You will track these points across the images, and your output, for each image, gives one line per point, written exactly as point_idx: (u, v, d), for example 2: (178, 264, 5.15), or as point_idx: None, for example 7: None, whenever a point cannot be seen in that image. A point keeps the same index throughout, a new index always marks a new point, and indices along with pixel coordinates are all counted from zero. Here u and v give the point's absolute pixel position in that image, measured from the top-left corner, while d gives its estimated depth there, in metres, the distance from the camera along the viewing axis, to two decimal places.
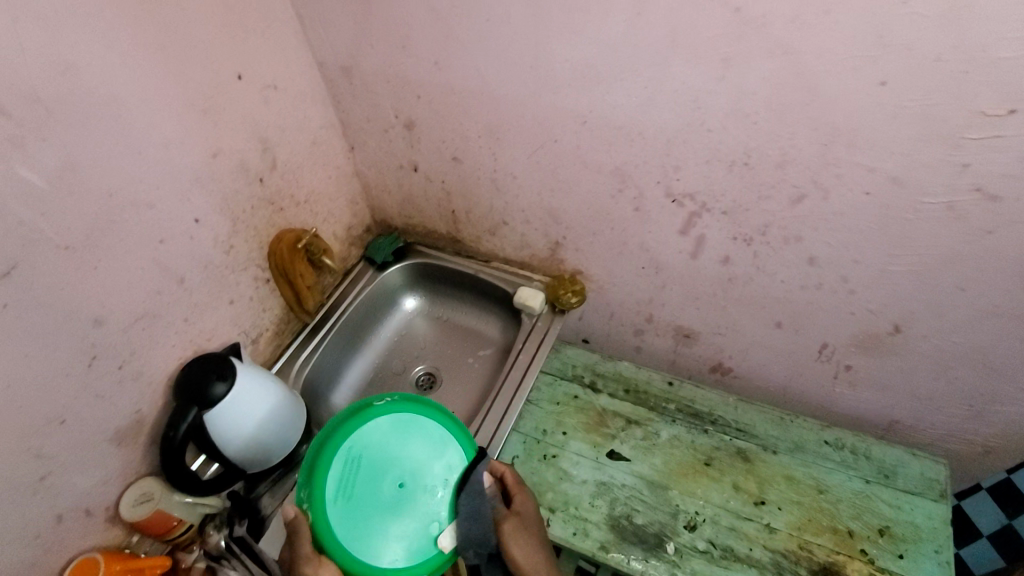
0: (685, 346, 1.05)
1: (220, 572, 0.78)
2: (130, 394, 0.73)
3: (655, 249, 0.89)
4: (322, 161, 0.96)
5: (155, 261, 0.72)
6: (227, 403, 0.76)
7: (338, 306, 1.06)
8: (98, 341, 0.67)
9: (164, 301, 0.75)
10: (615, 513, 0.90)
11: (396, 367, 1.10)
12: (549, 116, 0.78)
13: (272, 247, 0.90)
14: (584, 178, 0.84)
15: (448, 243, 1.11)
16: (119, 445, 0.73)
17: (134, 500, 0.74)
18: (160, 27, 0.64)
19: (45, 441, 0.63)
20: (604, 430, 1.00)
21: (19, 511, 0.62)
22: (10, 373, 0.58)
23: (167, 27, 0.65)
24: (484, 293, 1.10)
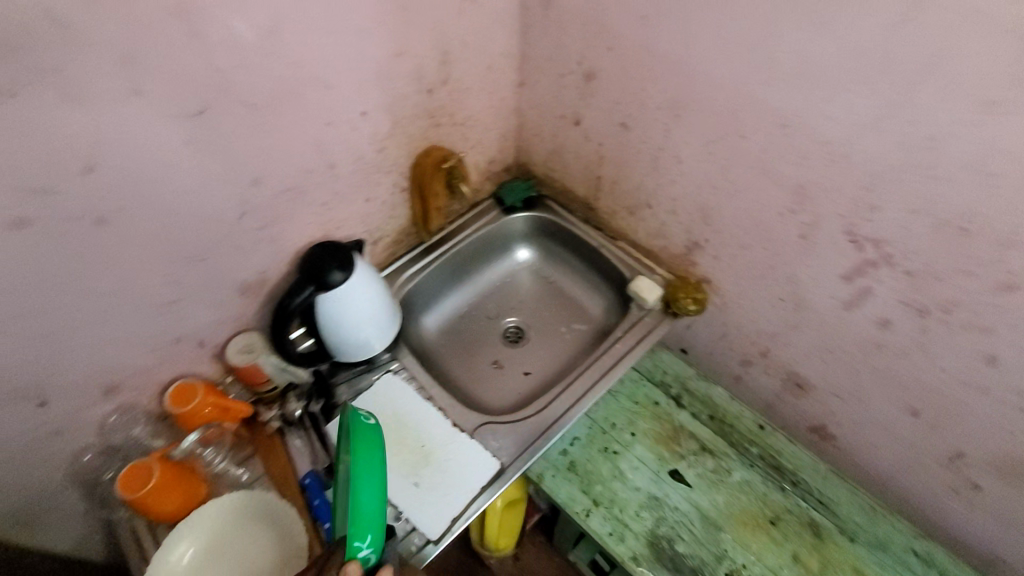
0: (793, 395, 0.95)
1: (288, 437, 0.82)
2: (261, 255, 0.78)
3: (805, 285, 0.79)
4: (491, 89, 0.94)
5: (319, 141, 0.74)
6: (340, 291, 0.79)
7: (456, 234, 1.07)
8: (251, 199, 0.71)
9: (314, 180, 0.77)
10: (658, 532, 0.87)
11: (490, 311, 1.10)
12: (746, 108, 0.70)
13: (418, 159, 0.90)
14: (756, 186, 0.75)
15: (580, 207, 1.07)
16: (240, 296, 0.79)
17: (238, 348, 0.81)
18: None
19: (186, 272, 0.69)
20: (675, 447, 0.95)
21: (149, 324, 0.70)
22: (174, 205, 0.63)
23: None
24: (598, 269, 1.07)
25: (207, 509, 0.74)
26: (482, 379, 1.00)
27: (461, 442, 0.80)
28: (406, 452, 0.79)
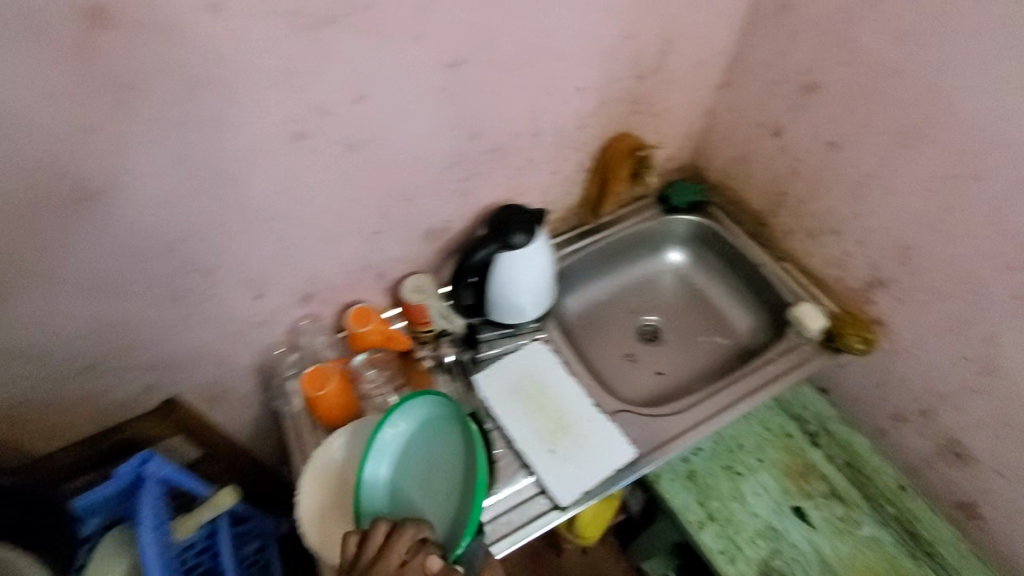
0: (950, 466, 0.87)
1: (440, 378, 0.89)
2: (453, 205, 0.84)
3: (1005, 350, 0.73)
4: (695, 86, 0.94)
5: (538, 108, 0.78)
6: (519, 252, 0.82)
7: (615, 223, 1.08)
8: (466, 152, 0.77)
9: (521, 146, 0.82)
10: (772, 563, 0.84)
11: (631, 305, 1.10)
12: (993, 146, 0.65)
13: (609, 143, 0.91)
14: (978, 232, 0.70)
15: (750, 221, 1.05)
16: (424, 239, 0.86)
17: (412, 287, 0.88)
18: None
19: (394, 207, 0.78)
20: (803, 485, 0.91)
21: (354, 242, 0.79)
22: (410, 141, 0.70)
23: None
24: (754, 287, 1.04)
25: (362, 424, 0.80)
26: (613, 368, 1.01)
27: (599, 422, 0.80)
28: (546, 419, 0.81)
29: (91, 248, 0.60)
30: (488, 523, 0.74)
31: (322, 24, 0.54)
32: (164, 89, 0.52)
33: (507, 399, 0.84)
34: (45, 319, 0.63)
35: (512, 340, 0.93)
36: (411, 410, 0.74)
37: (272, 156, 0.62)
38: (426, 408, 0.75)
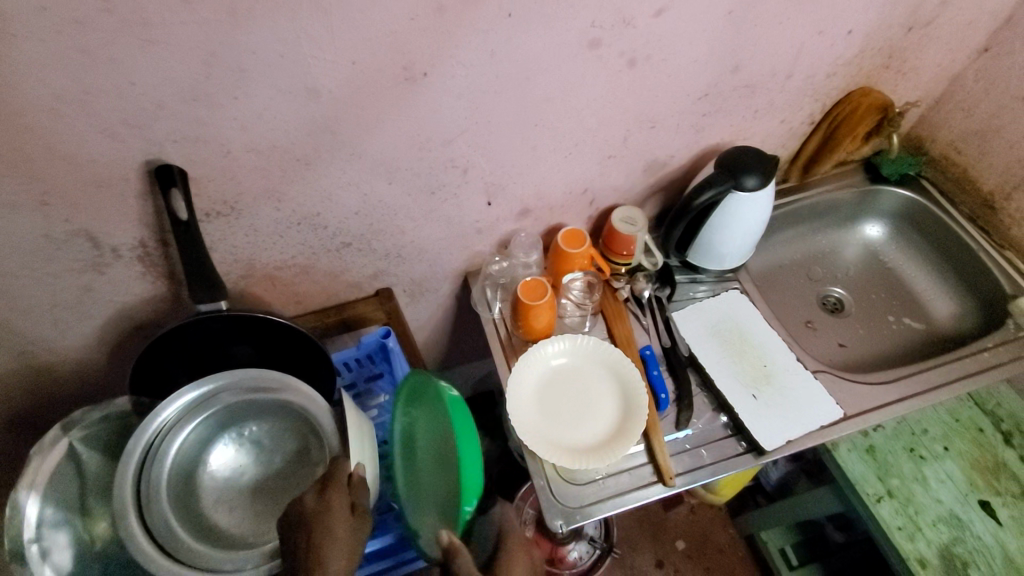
0: None
1: (632, 311, 0.90)
2: (681, 140, 0.83)
3: None
4: (953, 46, 0.86)
5: (802, 47, 0.75)
6: (745, 196, 0.81)
7: (815, 185, 1.03)
8: (718, 84, 0.75)
9: (767, 86, 0.79)
10: (953, 550, 0.82)
11: (813, 274, 1.05)
12: None
13: (851, 96, 0.86)
14: None
15: (971, 202, 0.97)
16: (643, 171, 0.86)
17: (621, 217, 0.89)
18: None
19: (635, 132, 0.79)
20: (992, 481, 0.87)
21: (585, 162, 0.81)
22: (678, 64, 0.70)
23: None
24: (963, 271, 0.98)
25: (566, 338, 0.84)
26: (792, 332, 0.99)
27: (802, 376, 0.81)
28: (747, 364, 0.82)
29: (391, 129, 0.64)
30: (689, 450, 0.78)
31: None
32: None
33: (705, 341, 0.85)
34: (331, 190, 0.70)
35: (707, 285, 0.93)
36: (406, 391, 0.75)
37: (567, 61, 0.64)
38: (413, 388, 0.75)
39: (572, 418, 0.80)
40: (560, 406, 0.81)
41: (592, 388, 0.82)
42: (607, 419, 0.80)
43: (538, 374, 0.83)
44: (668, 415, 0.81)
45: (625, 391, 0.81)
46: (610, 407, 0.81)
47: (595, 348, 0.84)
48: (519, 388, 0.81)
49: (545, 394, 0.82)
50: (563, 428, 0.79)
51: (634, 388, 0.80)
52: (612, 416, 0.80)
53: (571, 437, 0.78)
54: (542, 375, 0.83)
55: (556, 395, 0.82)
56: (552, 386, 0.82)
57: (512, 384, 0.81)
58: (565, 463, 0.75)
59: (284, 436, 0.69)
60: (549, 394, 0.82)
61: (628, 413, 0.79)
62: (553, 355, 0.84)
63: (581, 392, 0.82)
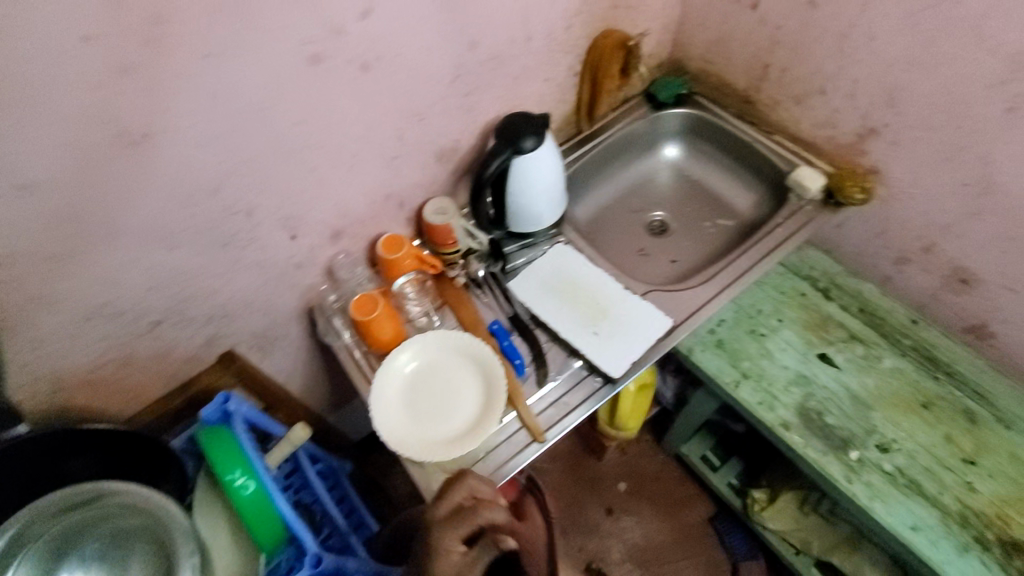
0: (952, 292, 0.95)
1: (474, 293, 0.94)
2: (458, 124, 0.87)
3: (996, 166, 0.78)
4: None
5: (526, 9, 0.80)
6: (530, 157, 0.86)
7: (608, 128, 1.11)
8: (465, 63, 0.80)
9: (512, 52, 0.85)
10: (807, 405, 0.92)
11: (635, 206, 1.15)
12: None
13: (598, 41, 0.94)
14: (964, 56, 0.74)
15: (736, 103, 1.08)
16: (437, 161, 0.90)
17: (434, 211, 0.92)
18: None
19: (408, 129, 0.81)
20: (823, 334, 0.99)
21: (375, 172, 0.83)
22: (417, 56, 0.73)
23: None
24: (750, 163, 1.09)
25: (415, 339, 0.85)
26: (629, 265, 1.06)
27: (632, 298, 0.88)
28: (584, 307, 0.88)
29: (145, 198, 0.62)
30: (551, 404, 0.82)
31: None
32: (195, 18, 0.53)
33: (544, 297, 0.90)
34: (109, 277, 0.67)
35: (537, 247, 0.98)
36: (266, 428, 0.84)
37: (298, 83, 0.64)
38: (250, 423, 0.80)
39: (439, 411, 0.81)
40: (425, 404, 0.82)
41: (450, 376, 0.84)
42: (472, 400, 0.82)
43: (396, 383, 0.83)
44: (529, 377, 0.85)
45: (482, 367, 0.83)
46: (471, 387, 0.83)
47: (441, 337, 0.85)
48: (381, 398, 0.81)
49: (409, 400, 0.82)
50: (434, 425, 0.80)
51: (489, 361, 0.83)
52: (476, 394, 0.82)
53: (444, 430, 0.80)
54: (401, 382, 0.83)
55: (418, 396, 0.82)
56: (413, 390, 0.83)
57: (373, 403, 0.80)
58: (444, 457, 0.76)
59: (130, 541, 0.65)
60: (413, 398, 0.82)
61: (490, 387, 0.82)
62: (407, 359, 0.84)
63: (442, 384, 0.83)
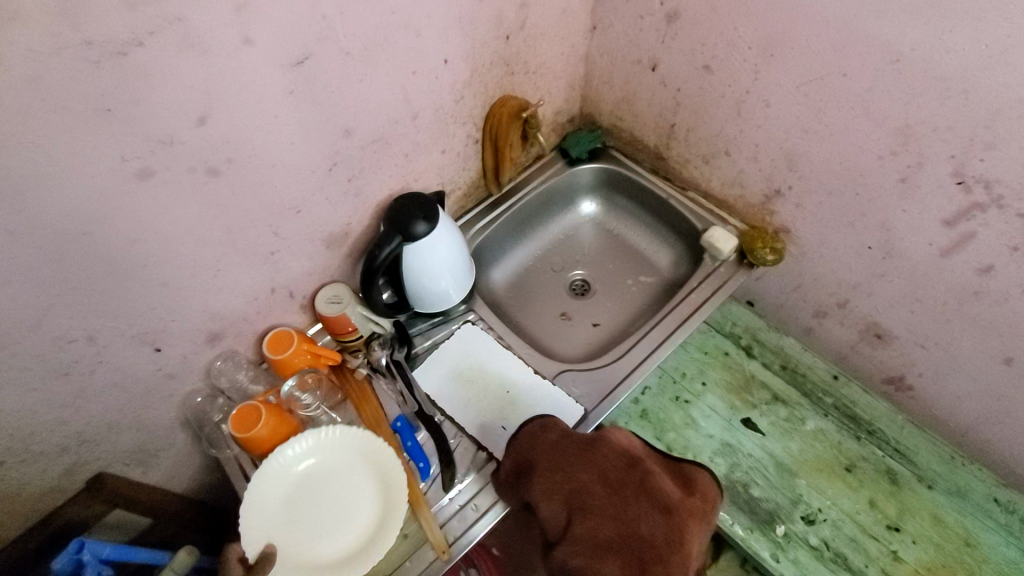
0: (870, 346, 0.93)
1: (376, 383, 0.87)
2: (346, 208, 0.81)
3: (898, 232, 0.76)
4: (563, 34, 0.92)
5: (404, 90, 0.75)
6: (424, 242, 0.80)
7: (521, 188, 1.07)
8: (341, 150, 0.73)
9: (397, 132, 0.78)
10: (732, 477, 0.89)
11: (555, 264, 1.10)
12: (851, 43, 0.66)
13: (493, 109, 0.89)
14: (856, 128, 0.72)
15: (649, 157, 1.05)
16: (326, 247, 0.83)
17: (327, 298, 0.85)
18: None
19: (282, 223, 0.74)
20: (746, 396, 0.96)
21: (250, 270, 0.76)
22: (277, 153, 0.67)
23: None
24: (667, 219, 1.06)
25: (301, 438, 0.76)
26: (551, 333, 1.02)
27: (545, 384, 0.86)
28: (491, 397, 0.85)
29: None
30: (457, 510, 0.77)
31: (130, 48, 0.50)
32: None
33: (452, 389, 0.86)
34: None
35: (446, 326, 0.93)
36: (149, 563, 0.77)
37: (121, 201, 0.57)
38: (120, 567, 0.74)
39: (325, 529, 0.73)
40: (311, 519, 0.74)
41: (346, 484, 0.76)
42: (364, 519, 0.74)
43: (274, 495, 0.74)
44: (435, 480, 0.79)
45: (379, 477, 0.76)
46: (366, 504, 0.75)
47: (340, 438, 0.77)
48: (256, 512, 0.72)
49: (291, 511, 0.74)
50: (316, 545, 0.72)
51: (390, 473, 0.75)
52: (370, 512, 0.74)
53: (325, 552, 0.72)
54: (284, 494, 0.75)
55: (305, 507, 0.74)
56: (299, 499, 0.75)
57: (245, 516, 0.72)
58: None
59: None
60: (296, 511, 0.74)
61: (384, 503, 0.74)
62: (292, 462, 0.76)
63: (332, 496, 0.75)
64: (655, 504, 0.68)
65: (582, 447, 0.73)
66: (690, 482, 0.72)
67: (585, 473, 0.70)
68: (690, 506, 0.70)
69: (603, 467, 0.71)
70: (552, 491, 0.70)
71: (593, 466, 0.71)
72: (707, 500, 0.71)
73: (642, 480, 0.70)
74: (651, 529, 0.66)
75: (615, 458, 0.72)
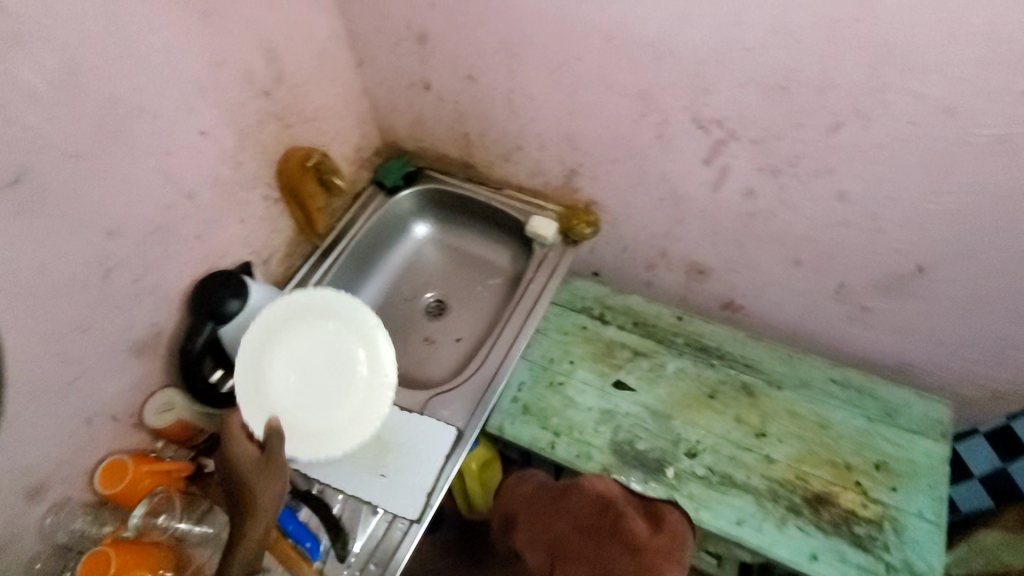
0: (698, 281, 1.02)
1: None
2: (146, 309, 0.74)
3: (675, 180, 0.84)
4: (330, 76, 0.92)
5: (166, 173, 0.71)
6: (241, 318, 0.77)
7: (347, 231, 1.05)
8: (112, 254, 0.68)
9: (175, 217, 0.74)
10: (618, 440, 0.94)
11: (406, 294, 1.10)
12: (571, 29, 0.73)
13: (282, 166, 0.88)
14: (606, 101, 0.79)
15: (460, 169, 1.08)
16: (138, 356, 0.76)
17: (157, 409, 0.78)
18: None
19: (69, 347, 0.66)
20: (611, 361, 1.01)
21: (49, 410, 0.67)
22: (29, 278, 0.60)
23: None
24: (495, 220, 1.09)
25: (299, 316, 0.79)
26: (420, 362, 1.02)
27: (416, 420, 0.84)
28: (364, 448, 0.82)
29: None
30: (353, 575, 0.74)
31: None
32: None
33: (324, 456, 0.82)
34: None
35: None
36: None
37: None
38: None
39: (324, 398, 0.78)
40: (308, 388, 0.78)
41: (346, 360, 0.80)
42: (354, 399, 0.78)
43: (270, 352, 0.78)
44: (328, 554, 0.75)
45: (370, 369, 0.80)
46: (360, 389, 0.79)
47: (342, 314, 0.81)
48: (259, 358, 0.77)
49: (287, 379, 0.78)
50: (311, 412, 0.77)
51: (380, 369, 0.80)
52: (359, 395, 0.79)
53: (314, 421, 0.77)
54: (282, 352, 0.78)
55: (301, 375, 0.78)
56: (296, 365, 0.79)
57: (240, 375, 0.75)
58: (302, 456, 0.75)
59: None
60: (295, 373, 0.78)
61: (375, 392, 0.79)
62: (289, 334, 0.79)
63: (328, 374, 0.79)
64: (624, 546, 0.74)
65: (555, 496, 0.82)
66: (660, 520, 0.76)
67: (561, 523, 0.79)
68: (658, 545, 0.74)
69: (576, 511, 0.79)
70: (538, 538, 0.81)
71: (566, 515, 0.79)
72: (673, 538, 0.75)
73: (611, 521, 0.76)
74: (622, 573, 0.72)
75: (586, 502, 0.79)
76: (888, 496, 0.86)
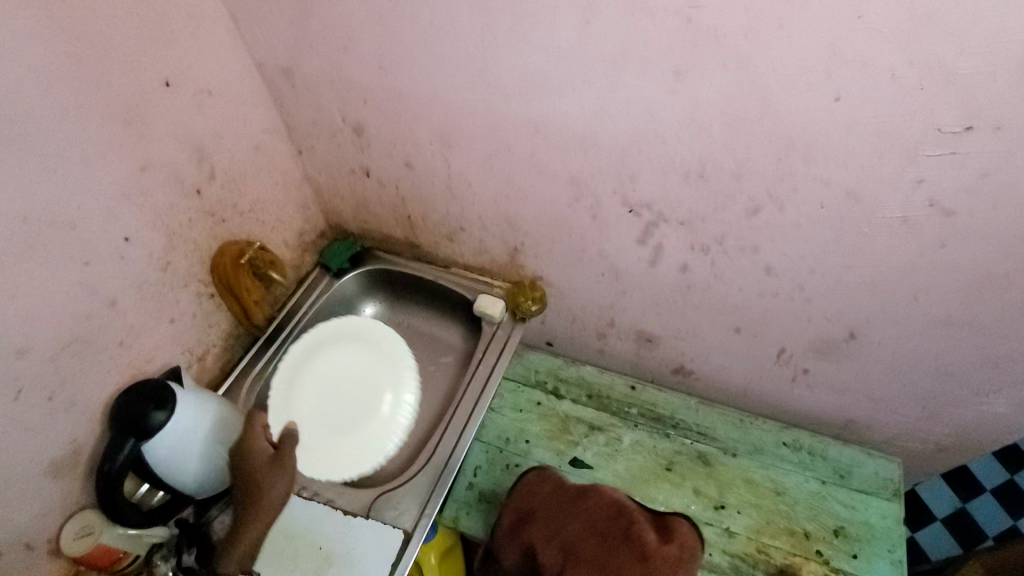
0: (647, 350, 1.03)
1: None
2: (64, 426, 0.68)
3: (614, 257, 0.86)
4: (267, 167, 0.92)
5: (85, 283, 0.67)
6: (166, 432, 0.72)
7: (291, 318, 1.02)
8: (23, 374, 0.62)
9: (96, 325, 0.70)
10: None
11: None
12: (500, 123, 0.75)
13: (214, 261, 0.86)
14: (540, 187, 0.80)
15: (406, 248, 1.08)
16: (57, 477, 0.69)
17: (75, 534, 0.71)
18: (85, 40, 0.61)
19: None
20: (567, 437, 0.99)
21: None
22: None
23: (92, 37, 0.61)
24: (444, 298, 1.08)
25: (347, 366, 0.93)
26: None
27: (359, 525, 0.79)
28: (304, 560, 0.76)
29: None
30: None
31: None
32: None
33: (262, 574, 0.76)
34: None
35: None
36: None
37: None
38: None
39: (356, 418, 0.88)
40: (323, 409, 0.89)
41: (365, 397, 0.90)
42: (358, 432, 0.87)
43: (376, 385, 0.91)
44: None
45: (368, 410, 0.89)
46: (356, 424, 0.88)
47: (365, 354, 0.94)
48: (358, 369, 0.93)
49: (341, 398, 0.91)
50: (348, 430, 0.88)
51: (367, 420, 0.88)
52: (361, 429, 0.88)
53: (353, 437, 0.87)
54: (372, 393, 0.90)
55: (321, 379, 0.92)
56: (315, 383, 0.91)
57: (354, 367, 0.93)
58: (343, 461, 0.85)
59: None
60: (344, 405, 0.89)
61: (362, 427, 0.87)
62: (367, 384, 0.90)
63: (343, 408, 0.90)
64: (634, 553, 0.73)
65: (570, 497, 0.81)
66: (672, 533, 0.76)
67: (576, 524, 0.78)
68: (667, 554, 0.74)
69: (590, 514, 0.78)
70: (550, 536, 0.78)
71: (580, 516, 0.78)
72: (683, 548, 0.75)
73: (626, 528, 0.75)
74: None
75: (601, 505, 0.79)
76: (849, 564, 0.86)
